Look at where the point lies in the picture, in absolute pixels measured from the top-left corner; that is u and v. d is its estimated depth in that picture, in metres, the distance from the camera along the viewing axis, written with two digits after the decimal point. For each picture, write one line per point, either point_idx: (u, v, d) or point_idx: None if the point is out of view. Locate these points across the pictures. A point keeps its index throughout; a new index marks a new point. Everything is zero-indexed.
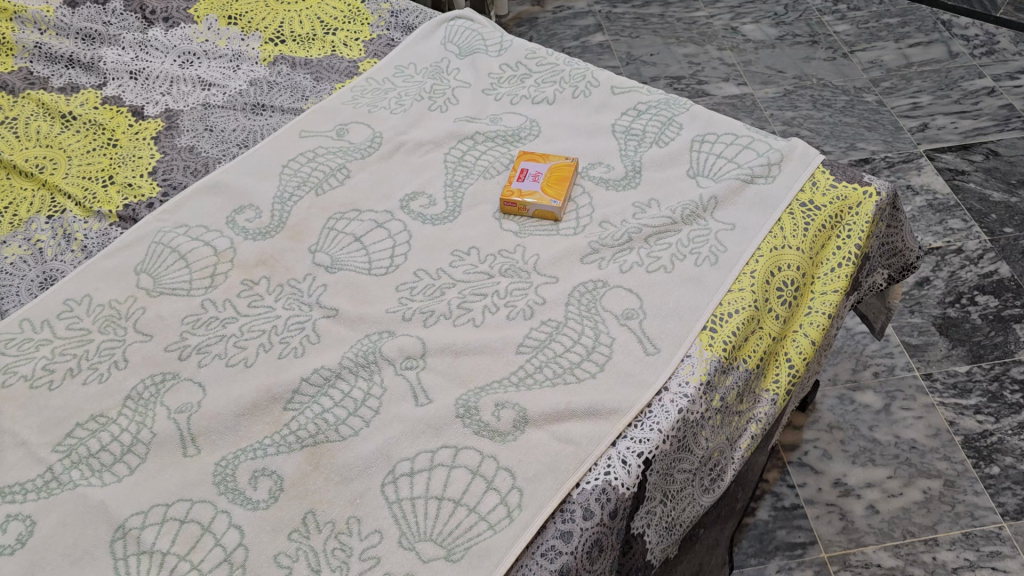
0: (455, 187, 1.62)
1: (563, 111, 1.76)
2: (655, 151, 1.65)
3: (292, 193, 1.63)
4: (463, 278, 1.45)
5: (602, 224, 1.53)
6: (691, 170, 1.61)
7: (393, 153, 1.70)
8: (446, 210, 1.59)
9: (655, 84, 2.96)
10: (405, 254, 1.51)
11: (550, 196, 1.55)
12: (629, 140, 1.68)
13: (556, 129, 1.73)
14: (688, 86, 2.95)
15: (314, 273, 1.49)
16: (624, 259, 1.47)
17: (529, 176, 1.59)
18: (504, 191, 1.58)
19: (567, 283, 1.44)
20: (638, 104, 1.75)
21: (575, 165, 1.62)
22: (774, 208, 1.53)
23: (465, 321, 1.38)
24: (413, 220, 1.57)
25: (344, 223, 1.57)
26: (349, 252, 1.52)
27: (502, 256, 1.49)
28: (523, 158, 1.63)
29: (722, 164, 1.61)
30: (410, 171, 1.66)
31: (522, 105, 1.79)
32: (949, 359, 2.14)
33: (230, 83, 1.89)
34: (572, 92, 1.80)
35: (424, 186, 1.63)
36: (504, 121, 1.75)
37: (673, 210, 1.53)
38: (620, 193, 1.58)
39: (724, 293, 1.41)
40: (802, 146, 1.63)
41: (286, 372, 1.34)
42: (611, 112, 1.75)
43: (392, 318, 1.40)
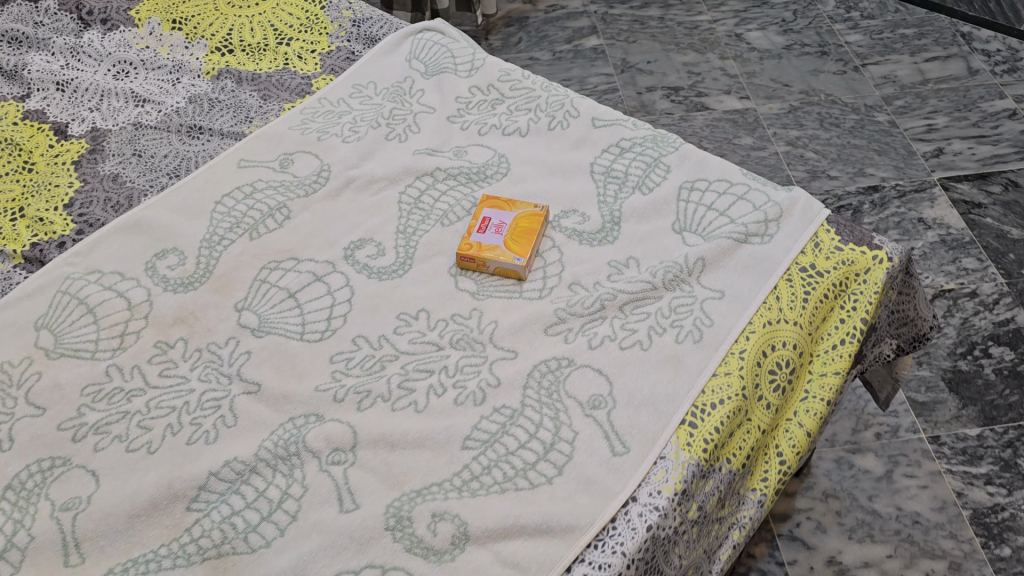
0: (408, 234, 1.42)
1: (537, 146, 1.56)
2: (638, 198, 1.44)
3: (221, 235, 1.43)
4: (408, 350, 1.26)
5: (572, 286, 1.33)
6: (676, 224, 1.41)
7: (342, 190, 1.50)
8: (396, 261, 1.39)
9: (651, 95, 2.75)
10: (344, 316, 1.31)
11: (514, 252, 1.35)
12: (609, 184, 1.48)
13: (527, 166, 1.52)
14: (687, 98, 2.73)
15: (238, 336, 1.29)
16: (594, 332, 1.27)
17: (492, 226, 1.38)
18: (462, 243, 1.37)
19: (526, 359, 1.24)
20: (623, 138, 1.54)
21: (546, 214, 1.41)
22: (770, 274, 1.33)
23: (406, 405, 1.19)
24: (357, 273, 1.37)
25: (279, 274, 1.37)
26: (281, 311, 1.32)
27: (454, 322, 1.29)
28: (486, 202, 1.42)
29: (712, 218, 1.41)
30: (359, 213, 1.46)
31: (490, 136, 1.58)
32: (959, 420, 1.95)
33: (166, 99, 1.69)
34: (548, 122, 1.59)
35: (373, 232, 1.43)
36: (469, 155, 1.55)
37: (653, 272, 1.33)
38: (595, 249, 1.38)
39: (708, 378, 1.22)
40: (805, 198, 1.43)
41: (193, 462, 1.15)
42: (591, 148, 1.54)
43: (322, 399, 1.20)
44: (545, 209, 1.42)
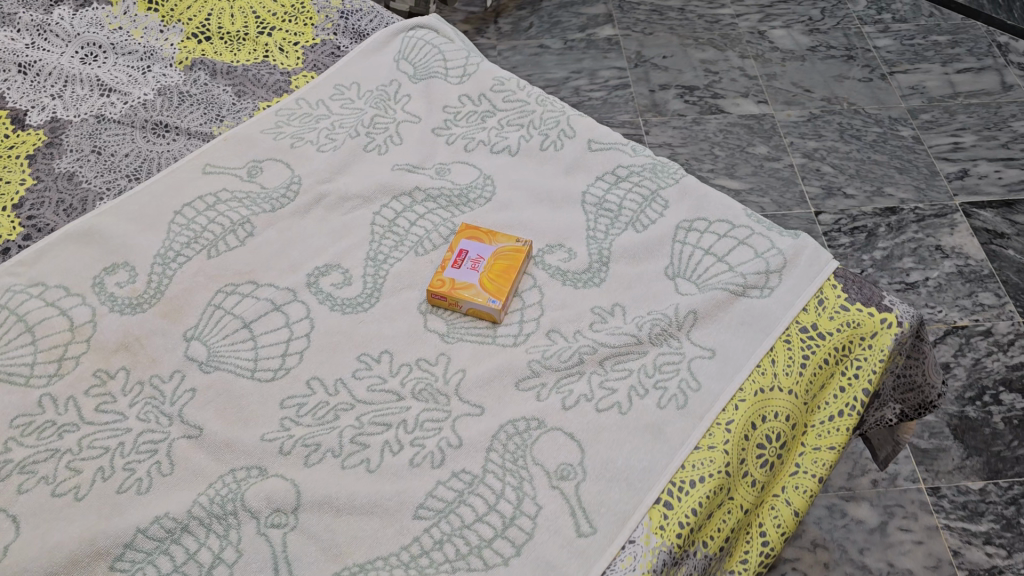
0: (379, 263, 1.31)
1: (526, 167, 1.44)
2: (629, 235, 1.33)
3: (177, 252, 1.33)
4: (365, 398, 1.16)
5: (550, 334, 1.22)
6: (669, 268, 1.29)
7: (311, 207, 1.39)
8: (363, 293, 1.28)
9: (664, 93, 2.59)
10: (300, 353, 1.21)
11: (490, 292, 1.24)
12: (600, 217, 1.36)
13: (514, 190, 1.40)
14: (702, 99, 2.58)
15: (184, 370, 1.19)
16: (569, 389, 1.16)
17: (468, 261, 1.28)
18: (435, 278, 1.26)
19: (493, 417, 1.14)
20: (619, 166, 1.42)
21: (528, 249, 1.30)
22: (767, 335, 1.22)
23: (357, 464, 1.09)
24: (319, 304, 1.27)
25: (235, 301, 1.27)
26: (233, 343, 1.22)
27: (419, 369, 1.19)
28: (465, 233, 1.31)
29: (708, 264, 1.29)
30: (328, 234, 1.36)
31: (477, 153, 1.46)
32: (961, 472, 1.84)
33: (134, 90, 1.58)
34: (540, 141, 1.46)
35: (341, 258, 1.32)
36: (452, 175, 1.43)
37: (639, 324, 1.22)
38: (578, 292, 1.27)
39: (689, 451, 1.11)
40: (812, 248, 1.31)
41: (121, 515, 1.05)
42: (585, 174, 1.42)
43: (267, 450, 1.11)
44: (528, 244, 1.31)
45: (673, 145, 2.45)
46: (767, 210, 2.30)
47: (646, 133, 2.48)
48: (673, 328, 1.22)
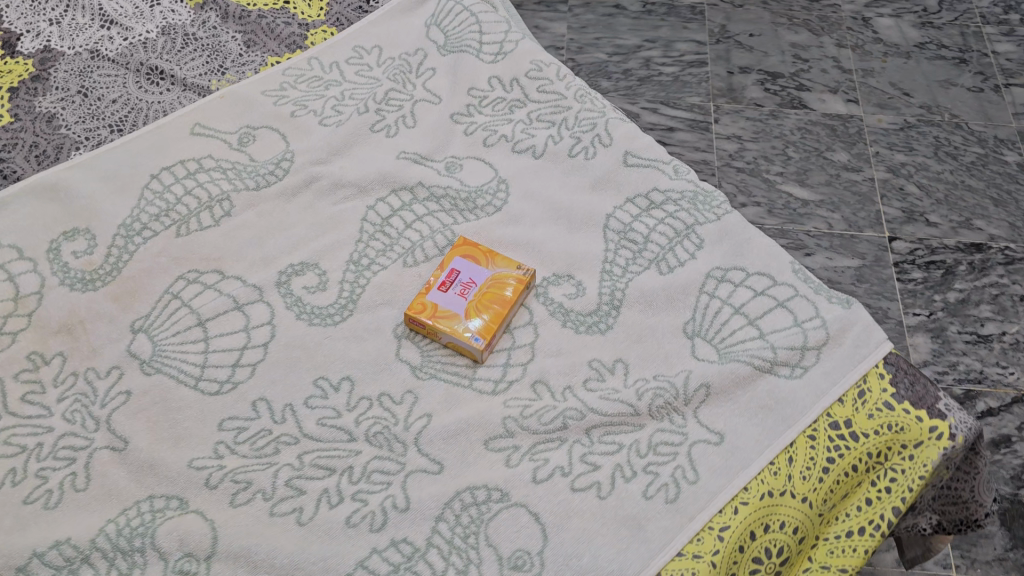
0: (360, 269, 1.16)
1: (548, 175, 1.25)
2: (650, 277, 1.14)
3: (143, 225, 1.19)
4: (311, 433, 1.02)
5: (535, 387, 1.05)
6: (689, 325, 1.10)
7: (299, 190, 1.23)
8: (335, 303, 1.13)
9: (743, 76, 2.33)
10: (252, 366, 1.08)
11: (475, 327, 1.07)
12: (621, 249, 1.17)
13: (528, 202, 1.22)
14: (784, 89, 2.31)
15: (123, 368, 1.07)
16: (544, 458, 1.00)
17: (458, 285, 1.11)
18: (416, 300, 1.10)
19: (450, 480, 0.99)
20: (655, 188, 1.22)
21: (530, 278, 1.12)
22: (788, 426, 1.03)
23: (287, 513, 0.96)
24: (285, 310, 1.13)
25: (194, 292, 1.14)
26: (182, 344, 1.09)
27: (378, 406, 1.04)
28: (460, 250, 1.15)
29: (735, 327, 1.10)
30: (312, 226, 1.20)
31: (495, 150, 1.27)
32: (1002, 565, 1.63)
33: (136, 26, 1.42)
34: (570, 145, 1.27)
35: (320, 256, 1.17)
36: (463, 172, 1.25)
37: (639, 391, 1.04)
38: (578, 338, 1.10)
39: (669, 558, 0.95)
40: (863, 324, 1.10)
41: (20, 532, 0.94)
42: (613, 193, 1.22)
43: (192, 480, 0.98)
44: (531, 272, 1.13)
45: (743, 140, 2.20)
46: (835, 229, 2.05)
47: (714, 122, 2.23)
48: (678, 401, 1.04)
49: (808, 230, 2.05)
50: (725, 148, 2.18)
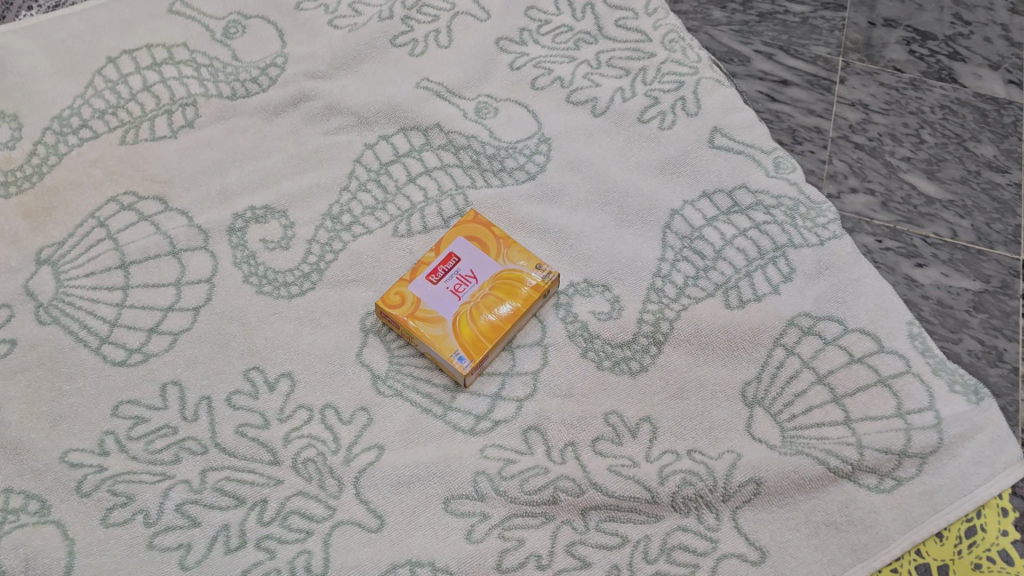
0: (338, 227, 0.89)
1: (605, 142, 0.94)
2: (713, 310, 0.84)
3: (82, 122, 0.94)
4: (226, 444, 0.78)
5: (526, 434, 0.79)
6: (750, 387, 0.81)
7: (284, 108, 0.96)
8: (296, 270, 0.87)
9: (888, 30, 1.34)
10: (173, 336, 0.83)
11: (463, 342, 0.80)
12: (681, 263, 0.87)
13: (572, 175, 0.92)
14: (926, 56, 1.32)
15: (13, 308, 0.83)
16: (516, 539, 0.74)
17: (454, 277, 0.83)
18: (395, 287, 0.83)
19: (387, 545, 0.74)
20: (744, 185, 0.91)
21: (551, 283, 0.84)
22: (857, 559, 0.74)
23: (170, 548, 0.73)
24: (232, 266, 0.87)
25: (125, 223, 0.89)
26: (94, 289, 0.85)
27: (318, 423, 0.79)
28: (467, 229, 0.86)
29: (813, 403, 0.80)
30: (288, 158, 0.93)
31: (544, 96, 0.98)
32: None
33: None
34: (642, 106, 0.96)
35: (290, 201, 0.90)
36: (496, 120, 0.96)
37: (663, 470, 0.77)
38: (597, 377, 0.82)
39: None
40: (994, 432, 0.79)
41: None
42: (686, 181, 0.92)
43: (62, 480, 0.76)
44: (554, 275, 0.84)
45: (868, 108, 1.27)
46: (961, 239, 1.17)
47: (837, 83, 1.29)
48: (713, 496, 0.76)
49: (923, 235, 1.17)
50: (842, 116, 1.26)
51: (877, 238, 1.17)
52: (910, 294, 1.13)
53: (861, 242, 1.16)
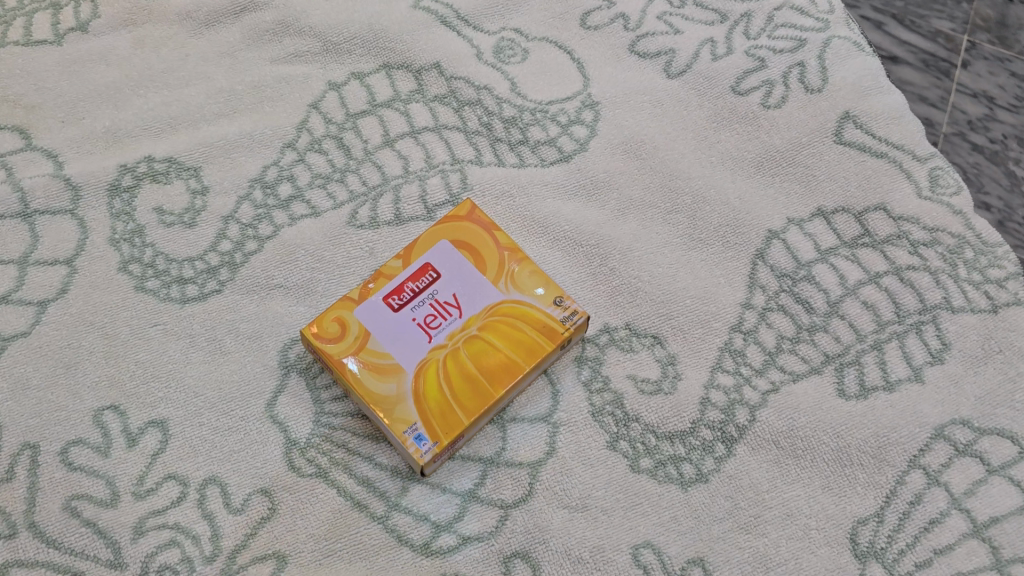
0: (272, 204, 0.61)
1: (679, 118, 0.64)
2: (818, 398, 0.55)
3: None
4: (45, 528, 0.51)
5: (508, 564, 0.51)
6: (865, 529, 0.52)
7: (221, 19, 0.67)
8: (199, 261, 0.59)
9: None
10: (0, 343, 0.55)
11: (425, 410, 0.51)
12: (776, 317, 0.57)
13: (626, 161, 0.62)
14: None
15: None
16: None
17: (427, 304, 0.54)
18: (335, 309, 0.54)
19: None
20: (881, 206, 0.61)
21: (576, 327, 0.54)
22: None
23: None
24: (108, 243, 0.59)
25: None
26: None
27: (193, 508, 0.51)
28: (458, 230, 0.57)
29: (963, 568, 0.51)
30: (216, 92, 0.64)
31: (598, 40, 0.67)
32: None
33: None
34: (740, 70, 0.66)
35: (207, 156, 0.62)
36: (522, 67, 0.66)
37: None
38: (628, 484, 0.53)
39: None
40: None
41: None
42: (795, 189, 0.61)
43: None
44: (582, 316, 0.55)
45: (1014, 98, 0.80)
46: None
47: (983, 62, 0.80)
48: None
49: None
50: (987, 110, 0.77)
51: None
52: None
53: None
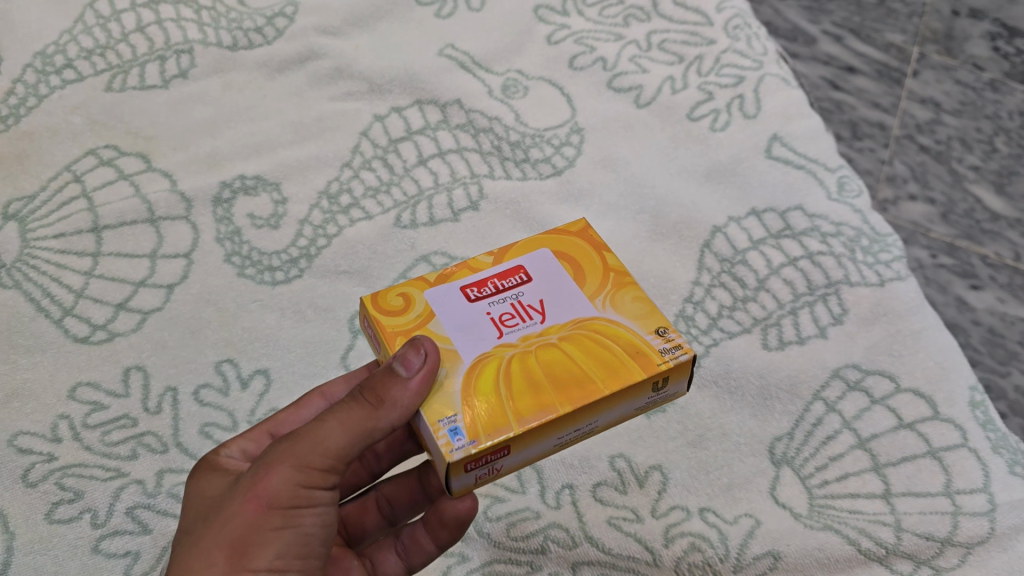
0: (335, 209, 0.80)
1: (645, 139, 0.83)
2: (747, 349, 0.74)
3: (68, 62, 0.85)
4: (188, 445, 0.70)
5: (520, 470, 0.70)
6: (780, 443, 0.71)
7: (290, 65, 0.86)
8: (284, 253, 0.78)
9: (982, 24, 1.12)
10: (142, 315, 0.75)
11: (472, 404, 0.56)
12: (717, 291, 0.77)
13: (605, 174, 0.82)
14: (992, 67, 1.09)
15: None
16: None
17: (507, 299, 0.62)
18: (409, 288, 0.63)
19: None
20: (799, 206, 0.80)
21: (643, 367, 0.58)
22: None
23: (119, 554, 0.66)
24: (217, 240, 0.78)
25: (102, 181, 0.80)
26: (62, 254, 0.77)
27: None
28: (566, 243, 0.67)
29: (850, 469, 0.70)
30: (289, 123, 0.84)
31: (583, 78, 0.87)
32: None
33: None
34: (695, 101, 0.85)
35: (285, 173, 0.81)
36: (525, 101, 0.85)
37: (669, 530, 0.68)
38: None
39: None
40: None
41: None
42: (734, 193, 0.81)
43: (6, 465, 0.68)
44: (683, 351, 0.60)
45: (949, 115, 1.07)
46: None
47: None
48: (723, 567, 0.66)
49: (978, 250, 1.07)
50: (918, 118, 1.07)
51: None
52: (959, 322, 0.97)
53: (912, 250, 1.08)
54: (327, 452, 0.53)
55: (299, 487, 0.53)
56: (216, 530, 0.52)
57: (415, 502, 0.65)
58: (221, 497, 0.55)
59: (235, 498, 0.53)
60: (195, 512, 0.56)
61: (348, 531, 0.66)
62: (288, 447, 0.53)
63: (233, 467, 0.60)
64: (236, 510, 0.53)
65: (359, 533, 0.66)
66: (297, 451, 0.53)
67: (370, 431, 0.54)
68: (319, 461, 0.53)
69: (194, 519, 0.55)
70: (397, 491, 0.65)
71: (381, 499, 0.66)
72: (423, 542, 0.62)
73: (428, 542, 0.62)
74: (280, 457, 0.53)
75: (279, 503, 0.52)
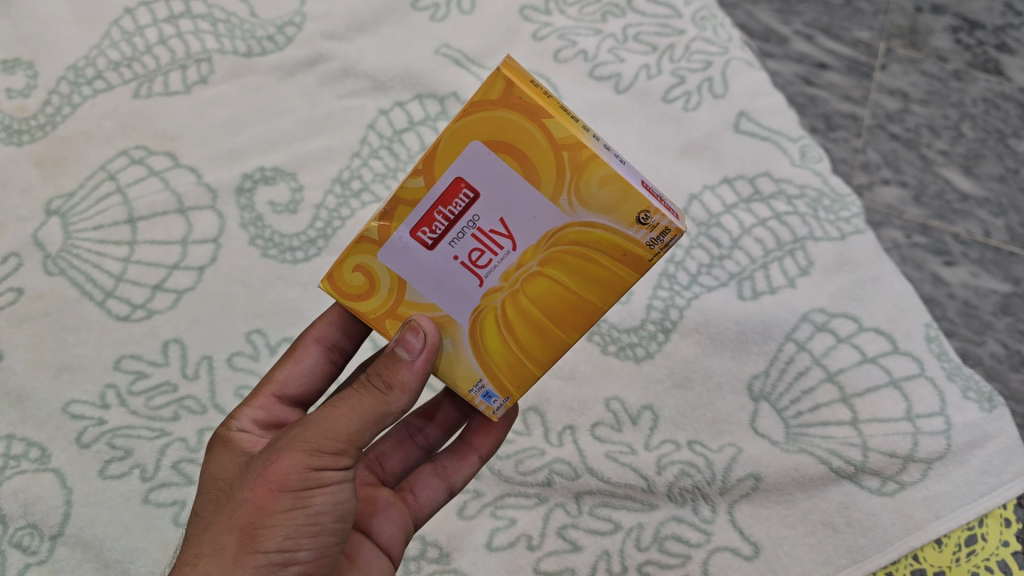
0: (347, 194, 0.89)
1: (625, 120, 0.92)
2: (724, 301, 0.82)
3: (97, 72, 0.92)
4: (225, 406, 0.79)
5: (525, 415, 0.77)
6: (758, 381, 0.79)
7: (299, 69, 0.94)
8: (303, 235, 0.87)
9: (934, 15, 1.08)
10: (177, 295, 0.83)
11: (490, 363, 0.60)
12: (697, 251, 0.84)
13: None
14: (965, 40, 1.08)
15: (22, 257, 0.83)
16: (508, 518, 0.74)
17: (466, 231, 0.55)
18: (360, 254, 0.57)
19: None
20: (766, 172, 0.88)
21: (633, 264, 0.56)
22: (853, 560, 0.73)
23: (166, 504, 0.75)
24: (242, 225, 0.87)
25: (135, 177, 0.87)
26: (100, 243, 0.84)
27: None
28: (497, 123, 0.52)
29: (820, 401, 0.78)
30: (301, 120, 0.92)
31: (567, 70, 0.95)
32: None
33: None
34: (668, 85, 0.94)
35: (300, 164, 0.90)
36: None
37: (661, 459, 0.76)
38: (601, 362, 0.80)
39: None
40: (1006, 442, 0.76)
41: None
42: (708, 164, 0.89)
43: (63, 430, 0.77)
44: (672, 235, 0.54)
45: (908, 97, 1.04)
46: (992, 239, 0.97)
47: (878, 69, 1.06)
48: (710, 488, 0.75)
49: (954, 232, 0.98)
50: (880, 103, 1.04)
51: (907, 234, 0.98)
52: (934, 293, 0.95)
53: (887, 237, 0.97)
54: (339, 437, 0.55)
55: (308, 472, 0.54)
56: (231, 513, 0.54)
57: (445, 427, 0.71)
58: (234, 483, 0.57)
59: (248, 485, 0.54)
60: (210, 496, 0.58)
61: (386, 467, 0.69)
62: (301, 433, 0.55)
63: (248, 444, 0.63)
64: (245, 498, 0.54)
65: (398, 469, 0.70)
66: (309, 436, 0.54)
67: (382, 417, 0.57)
68: (330, 445, 0.55)
69: (212, 500, 0.58)
70: (429, 417, 0.71)
71: (413, 430, 0.71)
72: (465, 453, 0.69)
73: (470, 453, 0.69)
74: (290, 443, 0.54)
75: (289, 486, 0.53)
